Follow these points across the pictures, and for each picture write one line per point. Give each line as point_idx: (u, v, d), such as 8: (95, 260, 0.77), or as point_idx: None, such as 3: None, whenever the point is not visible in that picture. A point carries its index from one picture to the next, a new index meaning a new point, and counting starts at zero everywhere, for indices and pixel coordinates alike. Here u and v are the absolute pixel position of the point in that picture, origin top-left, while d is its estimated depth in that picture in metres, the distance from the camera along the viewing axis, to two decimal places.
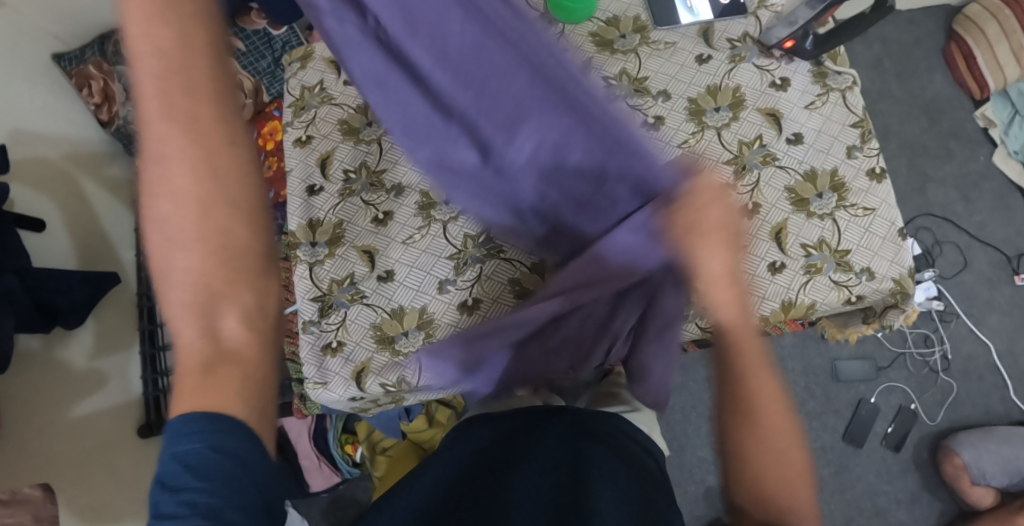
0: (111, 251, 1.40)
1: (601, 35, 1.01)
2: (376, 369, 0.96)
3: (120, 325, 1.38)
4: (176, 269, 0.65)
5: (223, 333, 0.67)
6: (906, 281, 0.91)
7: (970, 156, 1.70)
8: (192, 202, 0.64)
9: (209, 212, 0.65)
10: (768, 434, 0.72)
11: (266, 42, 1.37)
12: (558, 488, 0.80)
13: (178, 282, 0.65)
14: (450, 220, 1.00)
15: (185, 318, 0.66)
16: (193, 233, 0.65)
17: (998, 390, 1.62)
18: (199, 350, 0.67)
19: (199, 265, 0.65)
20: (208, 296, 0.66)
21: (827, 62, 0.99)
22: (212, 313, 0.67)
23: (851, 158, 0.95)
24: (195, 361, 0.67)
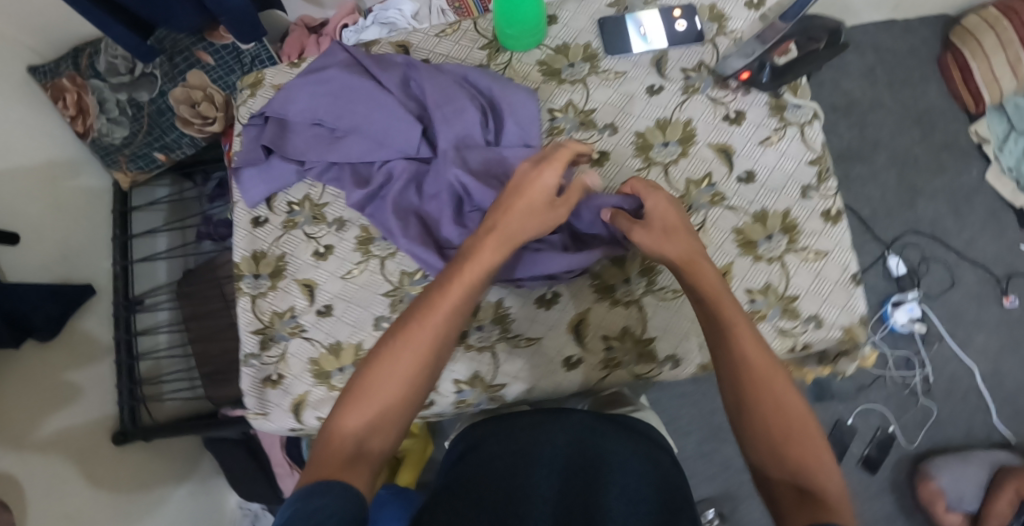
0: (87, 261, 1.42)
1: (549, 63, 0.96)
2: (312, 402, 0.93)
3: (101, 333, 1.42)
4: (385, 378, 0.73)
5: (369, 447, 0.71)
6: (856, 329, 0.89)
7: (963, 170, 1.63)
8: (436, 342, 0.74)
9: (439, 355, 0.75)
10: (801, 428, 0.71)
11: (235, 55, 1.35)
12: (567, 480, 0.77)
13: (381, 394, 0.72)
14: (388, 255, 0.92)
15: (357, 416, 0.72)
16: (418, 361, 0.74)
17: (982, 412, 1.54)
18: (348, 444, 0.71)
19: (402, 386, 0.73)
20: (387, 411, 0.73)
21: (786, 93, 0.95)
22: (376, 420, 0.72)
23: (806, 199, 0.92)
24: (338, 449, 0.71)
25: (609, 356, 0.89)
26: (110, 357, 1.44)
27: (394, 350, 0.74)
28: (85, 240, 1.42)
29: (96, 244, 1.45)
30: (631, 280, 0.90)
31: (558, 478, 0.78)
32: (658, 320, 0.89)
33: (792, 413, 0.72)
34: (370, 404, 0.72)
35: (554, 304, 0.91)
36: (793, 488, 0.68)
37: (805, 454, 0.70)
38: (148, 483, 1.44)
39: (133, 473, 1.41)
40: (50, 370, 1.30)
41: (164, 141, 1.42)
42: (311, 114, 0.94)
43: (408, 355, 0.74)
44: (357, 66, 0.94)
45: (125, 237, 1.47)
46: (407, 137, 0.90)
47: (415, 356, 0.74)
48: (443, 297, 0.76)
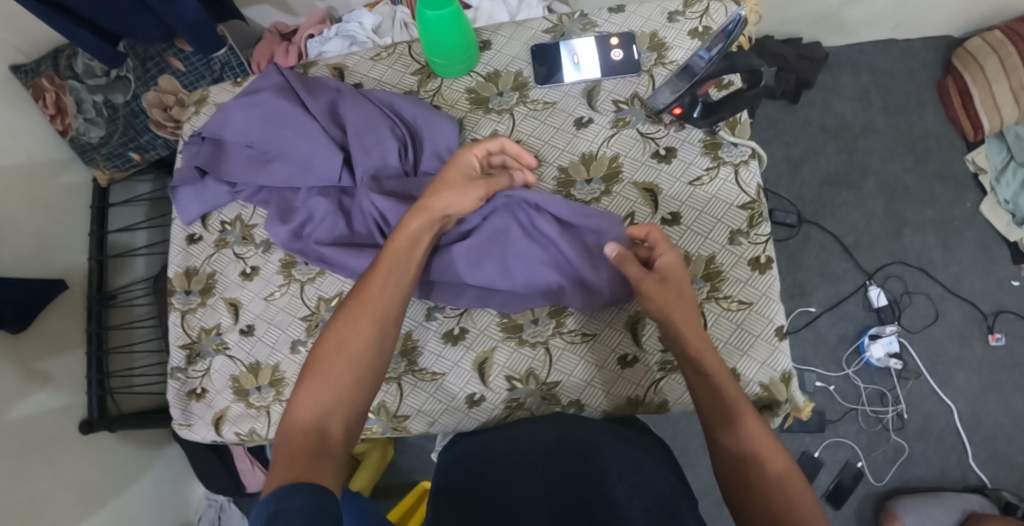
0: (63, 257, 1.42)
1: (478, 91, 0.96)
2: (232, 417, 0.95)
3: (73, 326, 1.42)
4: (334, 362, 0.72)
5: (331, 434, 0.68)
6: (775, 388, 0.83)
7: (956, 201, 1.53)
8: (380, 316, 0.74)
9: (384, 327, 0.75)
10: (761, 444, 0.70)
11: (204, 62, 1.37)
12: (562, 478, 0.72)
13: (334, 376, 0.71)
14: (308, 280, 0.94)
15: (314, 404, 0.69)
16: (363, 338, 0.73)
17: (957, 453, 1.42)
18: (309, 436, 0.67)
19: (353, 365, 0.72)
20: (343, 395, 0.71)
21: (722, 130, 0.90)
22: (332, 403, 0.70)
23: (734, 244, 0.86)
24: (299, 443, 0.67)
25: (511, 397, 0.85)
26: (82, 348, 1.43)
27: (339, 332, 0.73)
28: (61, 233, 1.42)
29: (73, 239, 1.46)
30: (539, 320, 0.87)
31: (546, 473, 0.73)
32: (563, 364, 0.85)
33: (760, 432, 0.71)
34: (325, 390, 0.70)
35: (460, 340, 0.87)
36: (768, 496, 0.67)
37: (772, 465, 0.69)
38: (117, 473, 1.45)
39: (96, 459, 1.40)
40: (21, 359, 1.29)
41: (138, 142, 1.46)
42: (242, 137, 0.95)
43: (354, 334, 0.73)
44: (288, 89, 0.95)
45: (102, 233, 1.48)
46: (330, 164, 0.91)
47: (359, 332, 0.73)
48: (375, 275, 0.77)
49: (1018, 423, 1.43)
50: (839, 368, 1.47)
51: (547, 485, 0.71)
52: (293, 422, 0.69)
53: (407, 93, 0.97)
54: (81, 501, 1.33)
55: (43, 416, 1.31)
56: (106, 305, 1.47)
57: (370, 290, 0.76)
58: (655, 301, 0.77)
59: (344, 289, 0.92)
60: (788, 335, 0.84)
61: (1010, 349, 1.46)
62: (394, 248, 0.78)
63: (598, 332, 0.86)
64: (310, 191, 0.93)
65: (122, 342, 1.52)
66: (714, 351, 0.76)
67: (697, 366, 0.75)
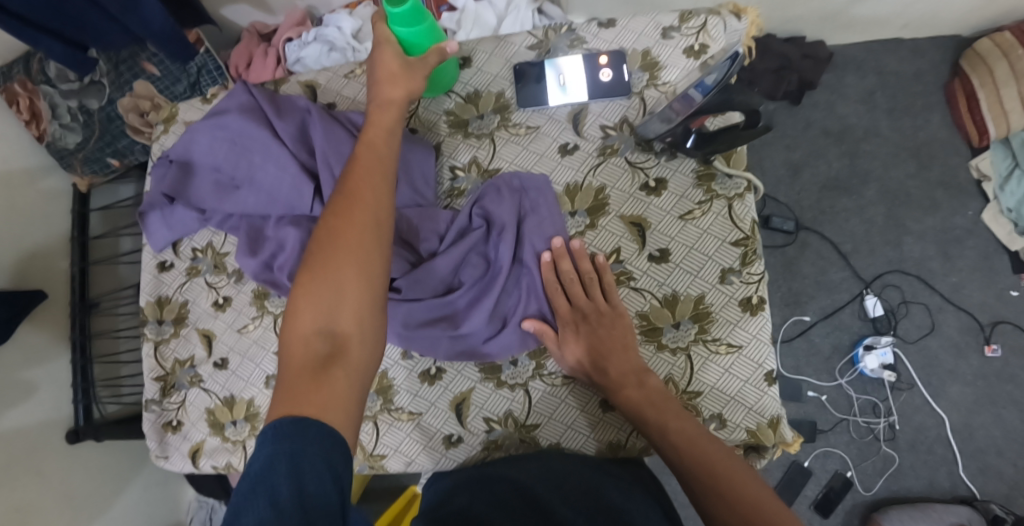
0: (43, 267, 1.33)
1: (457, 113, 0.90)
2: (209, 450, 0.93)
3: (56, 333, 1.34)
4: (331, 257, 0.65)
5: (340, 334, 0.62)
6: (762, 434, 0.80)
7: (958, 210, 1.48)
8: (377, 216, 0.68)
9: (380, 225, 0.67)
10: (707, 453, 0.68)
11: (181, 67, 1.31)
12: (521, 509, 0.71)
13: (330, 272, 0.64)
14: (280, 313, 0.91)
15: (312, 309, 0.63)
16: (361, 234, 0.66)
17: (947, 465, 1.41)
18: (311, 344, 0.62)
19: (353, 260, 0.65)
20: (343, 295, 0.63)
21: (717, 160, 0.84)
22: (336, 303, 0.63)
23: (724, 283, 0.82)
24: (304, 353, 0.61)
25: (488, 439, 0.83)
26: (66, 356, 1.35)
27: (329, 234, 0.66)
28: (43, 241, 1.34)
29: (55, 246, 1.37)
30: (519, 361, 0.84)
31: (509, 503, 0.72)
32: (543, 406, 0.83)
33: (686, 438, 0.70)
34: (320, 291, 0.64)
35: (437, 380, 0.84)
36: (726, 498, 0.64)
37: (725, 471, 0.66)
38: (114, 477, 1.40)
39: (89, 469, 1.35)
40: (4, 370, 1.22)
41: (116, 147, 1.39)
42: (210, 161, 0.91)
43: (350, 235, 0.66)
44: (257, 111, 0.91)
45: (85, 240, 1.39)
46: (299, 193, 0.88)
47: (354, 231, 0.66)
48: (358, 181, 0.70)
49: (1010, 436, 1.41)
50: (832, 378, 1.45)
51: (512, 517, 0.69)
52: (293, 333, 0.62)
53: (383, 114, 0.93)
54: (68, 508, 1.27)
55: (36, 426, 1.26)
56: (90, 311, 1.38)
57: (356, 190, 0.69)
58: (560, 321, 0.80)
59: None
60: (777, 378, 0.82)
61: (1005, 362, 1.44)
62: (370, 143, 0.73)
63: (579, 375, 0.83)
64: (282, 221, 0.90)
65: (107, 351, 1.43)
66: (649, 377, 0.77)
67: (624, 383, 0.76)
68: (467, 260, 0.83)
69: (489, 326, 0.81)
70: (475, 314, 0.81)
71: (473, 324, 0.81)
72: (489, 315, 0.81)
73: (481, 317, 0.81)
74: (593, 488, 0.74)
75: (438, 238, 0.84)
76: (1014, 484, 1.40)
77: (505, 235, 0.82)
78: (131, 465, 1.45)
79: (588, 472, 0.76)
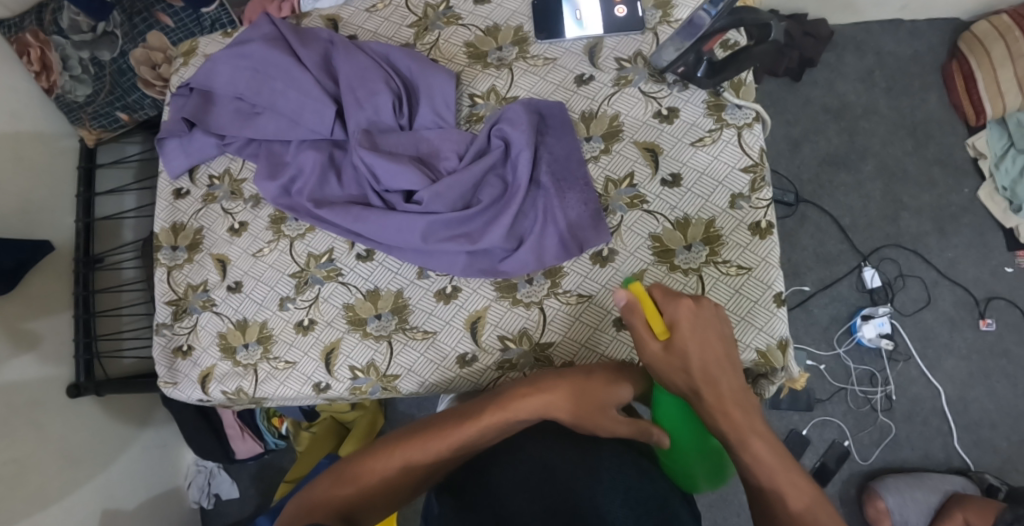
0: (51, 220, 1.24)
1: (477, 45, 0.93)
2: (218, 376, 0.92)
3: (56, 289, 1.23)
4: (382, 462, 0.76)
5: (353, 514, 0.73)
6: (772, 355, 0.82)
7: (954, 186, 1.52)
8: (432, 461, 0.75)
9: (420, 456, 0.75)
10: (779, 482, 0.68)
11: (194, 18, 1.30)
12: (542, 486, 0.74)
13: (373, 467, 0.75)
14: (298, 237, 0.92)
15: (345, 488, 0.74)
16: (421, 457, 0.75)
17: (942, 437, 1.43)
18: (330, 503, 0.73)
19: (394, 470, 0.75)
20: (364, 480, 0.75)
21: (727, 92, 0.87)
22: (360, 494, 0.74)
23: (734, 208, 0.85)
24: (322, 508, 0.72)
25: (502, 357, 0.84)
26: (70, 311, 1.25)
27: (398, 443, 0.77)
28: (49, 195, 1.25)
29: (59, 200, 1.28)
30: (534, 281, 0.85)
31: (529, 477, 0.75)
32: (557, 324, 0.84)
33: (769, 456, 0.70)
34: (351, 481, 0.75)
35: (452, 299, 0.86)
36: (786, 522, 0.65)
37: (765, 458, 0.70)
38: (113, 435, 1.31)
39: (87, 425, 1.25)
40: (5, 320, 1.12)
41: (127, 101, 1.33)
42: (232, 88, 0.93)
43: (404, 452, 0.76)
44: (278, 39, 0.93)
45: (91, 195, 1.29)
46: (321, 117, 0.89)
47: (411, 455, 0.75)
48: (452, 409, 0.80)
49: (1004, 410, 1.43)
50: (830, 347, 1.47)
51: (534, 497, 0.74)
52: (318, 497, 0.74)
53: (403, 46, 0.95)
54: (69, 463, 1.18)
55: (37, 379, 1.15)
56: (95, 268, 1.28)
57: (453, 430, 0.76)
58: (662, 371, 0.75)
59: (335, 246, 0.91)
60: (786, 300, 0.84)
61: (1000, 336, 1.46)
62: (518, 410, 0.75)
63: (593, 293, 0.84)
64: (303, 147, 0.91)
65: (109, 305, 1.33)
66: (737, 397, 0.73)
67: (723, 411, 0.72)
68: (485, 181, 0.85)
69: (507, 240, 0.83)
70: (493, 228, 0.83)
71: (491, 239, 0.83)
72: (508, 229, 0.83)
73: (499, 231, 0.82)
74: (610, 471, 0.76)
75: (457, 155, 0.87)
76: (1008, 457, 1.41)
77: (522, 155, 0.84)
78: (131, 426, 1.35)
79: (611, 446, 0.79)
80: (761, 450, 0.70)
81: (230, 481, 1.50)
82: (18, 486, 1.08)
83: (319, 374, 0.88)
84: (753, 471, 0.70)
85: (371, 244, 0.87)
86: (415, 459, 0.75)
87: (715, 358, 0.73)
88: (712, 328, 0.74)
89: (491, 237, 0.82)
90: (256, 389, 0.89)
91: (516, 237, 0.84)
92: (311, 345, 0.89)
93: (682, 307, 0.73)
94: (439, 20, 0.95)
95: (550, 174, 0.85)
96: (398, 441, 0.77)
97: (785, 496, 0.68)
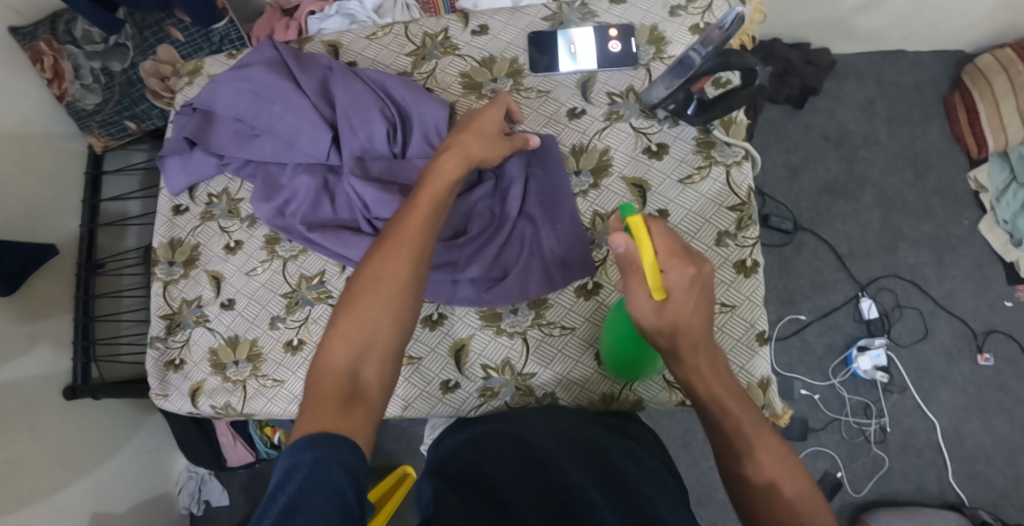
0: (54, 223, 1.26)
1: (472, 76, 0.95)
2: (208, 389, 0.94)
3: (57, 292, 1.25)
4: (369, 310, 0.66)
5: (365, 377, 0.64)
6: (754, 393, 0.83)
7: (954, 218, 1.52)
8: (412, 261, 0.69)
9: (422, 269, 0.69)
10: (774, 472, 0.66)
11: (203, 34, 1.30)
12: (529, 468, 0.69)
13: (367, 315, 0.66)
14: (291, 257, 0.94)
15: (346, 347, 0.64)
16: (403, 273, 0.68)
17: (936, 469, 1.42)
18: (340, 381, 0.63)
19: (388, 309, 0.66)
20: (377, 341, 0.65)
21: (717, 129, 0.89)
22: (365, 350, 0.65)
23: (720, 245, 0.86)
24: (331, 388, 0.62)
25: (485, 385, 0.86)
26: (69, 313, 1.27)
27: (375, 275, 0.67)
28: (53, 200, 1.27)
29: (64, 205, 1.30)
30: (519, 311, 0.87)
31: (517, 466, 0.69)
32: (540, 356, 0.86)
33: (769, 450, 0.67)
34: (351, 330, 0.65)
35: (438, 325, 0.88)
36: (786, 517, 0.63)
37: (761, 448, 0.67)
38: (109, 439, 1.33)
39: (81, 429, 1.27)
40: (7, 322, 1.14)
41: (134, 111, 1.35)
42: (231, 110, 0.95)
43: (386, 278, 0.67)
44: (279, 63, 0.94)
45: (95, 201, 1.32)
46: (317, 143, 0.91)
47: (397, 270, 0.68)
48: (416, 208, 0.72)
49: (1000, 444, 1.43)
50: (825, 378, 1.46)
51: (523, 481, 0.67)
52: (322, 369, 0.64)
53: (401, 74, 0.97)
54: (60, 465, 1.20)
55: (32, 383, 1.17)
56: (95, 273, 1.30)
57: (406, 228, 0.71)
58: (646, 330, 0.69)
59: (326, 268, 0.93)
60: (768, 339, 0.85)
61: (997, 370, 1.46)
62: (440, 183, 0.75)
63: (577, 326, 0.86)
64: (298, 171, 0.93)
65: (108, 310, 1.35)
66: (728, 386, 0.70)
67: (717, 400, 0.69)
68: (475, 211, 0.86)
69: (492, 271, 0.85)
70: (476, 260, 0.84)
71: (475, 269, 0.84)
72: (493, 262, 0.85)
73: (482, 263, 0.84)
74: (598, 456, 0.71)
75: None
76: (1002, 492, 1.40)
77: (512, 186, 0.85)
78: (126, 429, 1.37)
79: (607, 448, 0.73)
80: (761, 450, 0.67)
81: (220, 488, 1.51)
82: (11, 488, 1.10)
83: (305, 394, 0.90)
84: (754, 466, 0.66)
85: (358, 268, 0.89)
86: (392, 275, 0.67)
87: (702, 321, 0.69)
88: (702, 292, 0.68)
89: (475, 270, 0.84)
90: (244, 406, 0.90)
91: (500, 268, 0.85)
92: (299, 365, 0.91)
93: (684, 269, 0.67)
94: (436, 50, 0.96)
95: (538, 208, 0.86)
96: (372, 268, 0.68)
97: (784, 490, 0.65)
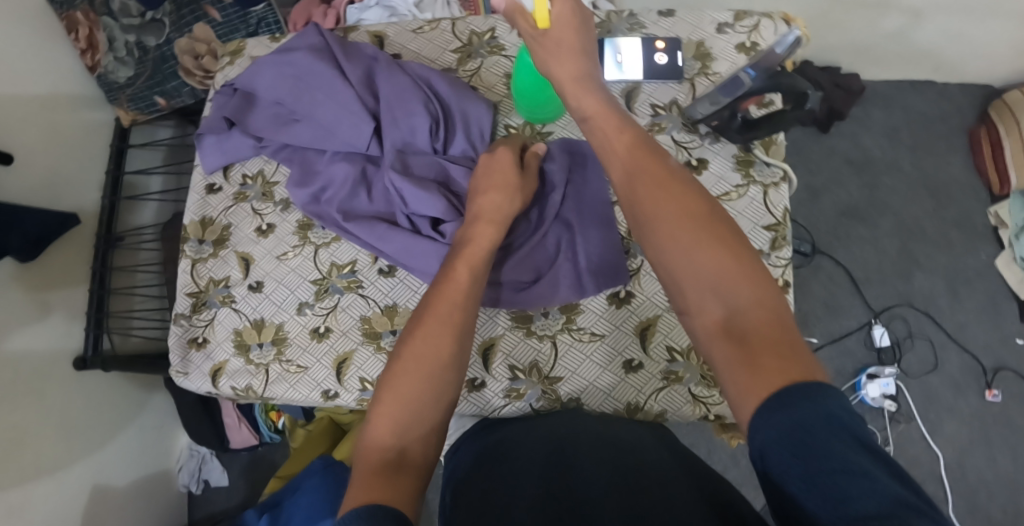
0: (77, 192, 1.26)
1: None
2: (230, 371, 0.94)
3: (74, 262, 1.24)
4: (410, 380, 0.67)
5: (411, 451, 0.63)
6: None
7: (970, 251, 1.52)
8: (451, 329, 0.71)
9: (461, 340, 0.71)
10: (740, 299, 0.59)
11: (241, 16, 1.32)
12: (542, 468, 0.68)
13: (409, 390, 0.66)
14: (323, 245, 0.94)
15: (391, 423, 0.64)
16: (444, 347, 0.69)
17: (938, 501, 1.42)
18: (385, 454, 0.62)
19: (428, 381, 0.67)
20: (421, 414, 0.65)
21: (757, 149, 0.89)
22: (410, 421, 0.65)
23: None
24: (377, 461, 0.62)
25: (512, 386, 0.86)
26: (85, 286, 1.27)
27: (413, 351, 0.69)
28: (79, 170, 1.27)
29: (89, 175, 1.29)
30: (550, 314, 0.87)
31: (527, 468, 0.69)
32: (568, 361, 0.86)
33: (735, 273, 0.60)
34: (397, 407, 0.65)
35: None
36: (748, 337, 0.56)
37: (725, 274, 0.60)
38: (115, 412, 1.33)
39: (90, 400, 1.26)
40: (24, 289, 1.13)
41: (164, 87, 1.34)
42: (273, 94, 0.95)
43: (425, 345, 0.69)
44: (324, 50, 0.94)
45: (119, 173, 1.32)
46: (357, 133, 0.91)
47: (436, 343, 0.69)
48: (453, 278, 0.75)
49: (1002, 480, 1.43)
50: None
51: (535, 479, 0.67)
52: (368, 445, 0.63)
53: (445, 69, 0.97)
54: (66, 435, 1.19)
55: (45, 352, 1.16)
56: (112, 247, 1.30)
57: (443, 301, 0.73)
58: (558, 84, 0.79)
59: (358, 258, 0.93)
60: None
61: (1004, 406, 1.46)
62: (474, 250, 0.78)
63: (607, 333, 0.86)
64: (336, 159, 0.93)
65: (123, 284, 1.34)
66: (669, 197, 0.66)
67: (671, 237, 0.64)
68: None
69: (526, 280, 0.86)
70: (511, 269, 0.86)
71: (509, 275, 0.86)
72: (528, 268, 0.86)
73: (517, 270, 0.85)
74: (608, 456, 0.70)
75: None
76: None
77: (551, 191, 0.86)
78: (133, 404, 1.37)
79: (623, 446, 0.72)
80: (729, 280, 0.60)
81: (221, 470, 1.51)
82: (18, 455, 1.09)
83: (328, 382, 0.90)
84: (713, 295, 0.60)
85: (391, 259, 0.89)
86: (431, 342, 0.69)
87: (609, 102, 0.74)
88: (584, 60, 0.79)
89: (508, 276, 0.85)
90: (266, 390, 0.90)
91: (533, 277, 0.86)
92: (324, 352, 0.91)
93: None
94: (483, 49, 0.97)
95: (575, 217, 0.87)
96: (411, 341, 0.70)
97: (747, 315, 0.58)
